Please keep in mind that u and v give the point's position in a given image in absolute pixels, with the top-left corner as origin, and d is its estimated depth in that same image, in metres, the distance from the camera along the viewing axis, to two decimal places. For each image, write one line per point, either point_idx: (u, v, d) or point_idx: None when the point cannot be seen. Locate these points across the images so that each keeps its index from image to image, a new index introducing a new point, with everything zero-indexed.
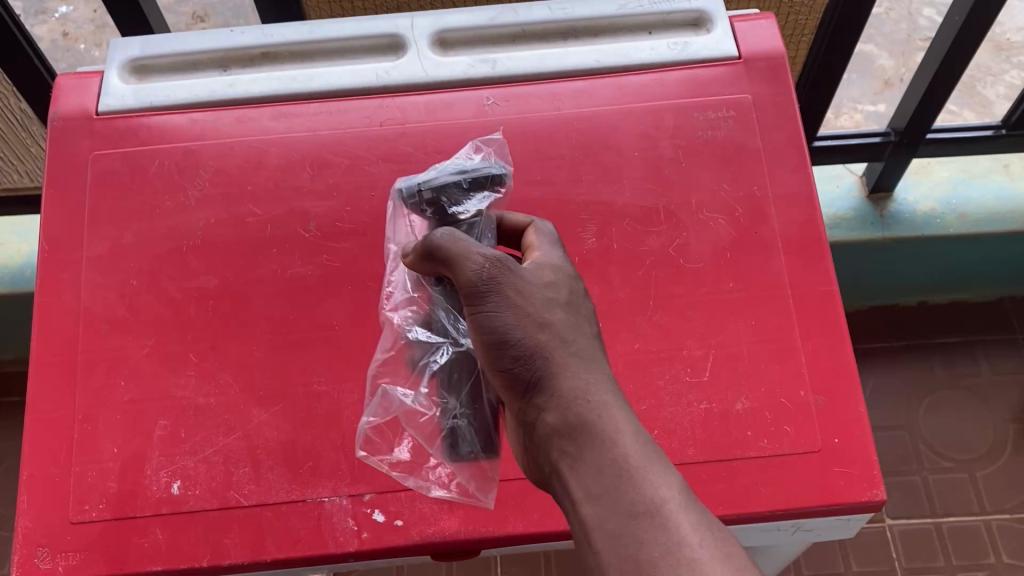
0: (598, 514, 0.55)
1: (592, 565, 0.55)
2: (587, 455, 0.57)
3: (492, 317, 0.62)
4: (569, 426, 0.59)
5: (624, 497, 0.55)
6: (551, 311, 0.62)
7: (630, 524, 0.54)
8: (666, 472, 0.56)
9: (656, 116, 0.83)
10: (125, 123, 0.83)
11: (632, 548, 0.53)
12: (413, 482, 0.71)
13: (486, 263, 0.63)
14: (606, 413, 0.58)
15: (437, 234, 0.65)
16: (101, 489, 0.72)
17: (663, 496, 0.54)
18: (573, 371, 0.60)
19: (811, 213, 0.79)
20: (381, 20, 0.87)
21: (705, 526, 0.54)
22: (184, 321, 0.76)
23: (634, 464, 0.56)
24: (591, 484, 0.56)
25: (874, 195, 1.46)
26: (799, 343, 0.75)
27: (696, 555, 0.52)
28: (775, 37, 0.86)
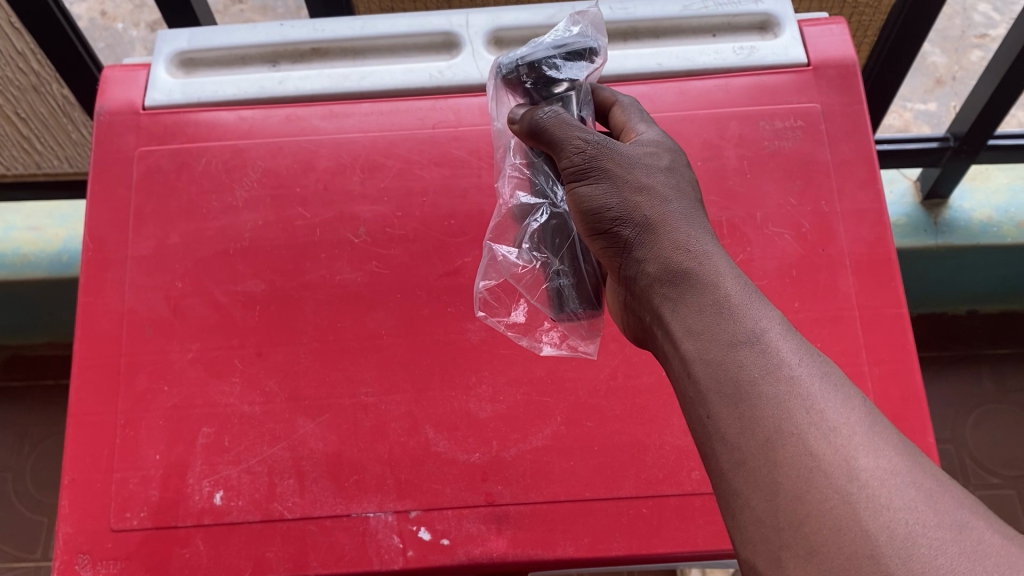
0: (699, 345, 0.52)
1: (692, 396, 0.52)
2: (689, 297, 0.55)
3: (594, 189, 0.61)
4: (670, 271, 0.57)
5: (725, 330, 0.52)
6: (649, 176, 0.61)
7: (731, 351, 0.51)
8: (768, 308, 0.53)
9: (720, 124, 0.80)
10: (173, 118, 0.81)
11: (732, 368, 0.50)
12: (527, 342, 0.72)
13: (587, 142, 0.62)
14: (707, 259, 0.56)
15: (544, 113, 0.63)
16: (143, 497, 0.70)
17: (765, 326, 0.51)
18: (673, 224, 0.58)
19: (881, 231, 0.76)
20: (435, 17, 0.84)
21: (811, 357, 0.50)
22: (230, 325, 0.74)
23: (736, 300, 0.53)
24: (693, 320, 0.54)
25: (929, 200, 1.38)
26: (865, 368, 0.72)
27: (799, 378, 0.48)
28: (846, 44, 0.82)
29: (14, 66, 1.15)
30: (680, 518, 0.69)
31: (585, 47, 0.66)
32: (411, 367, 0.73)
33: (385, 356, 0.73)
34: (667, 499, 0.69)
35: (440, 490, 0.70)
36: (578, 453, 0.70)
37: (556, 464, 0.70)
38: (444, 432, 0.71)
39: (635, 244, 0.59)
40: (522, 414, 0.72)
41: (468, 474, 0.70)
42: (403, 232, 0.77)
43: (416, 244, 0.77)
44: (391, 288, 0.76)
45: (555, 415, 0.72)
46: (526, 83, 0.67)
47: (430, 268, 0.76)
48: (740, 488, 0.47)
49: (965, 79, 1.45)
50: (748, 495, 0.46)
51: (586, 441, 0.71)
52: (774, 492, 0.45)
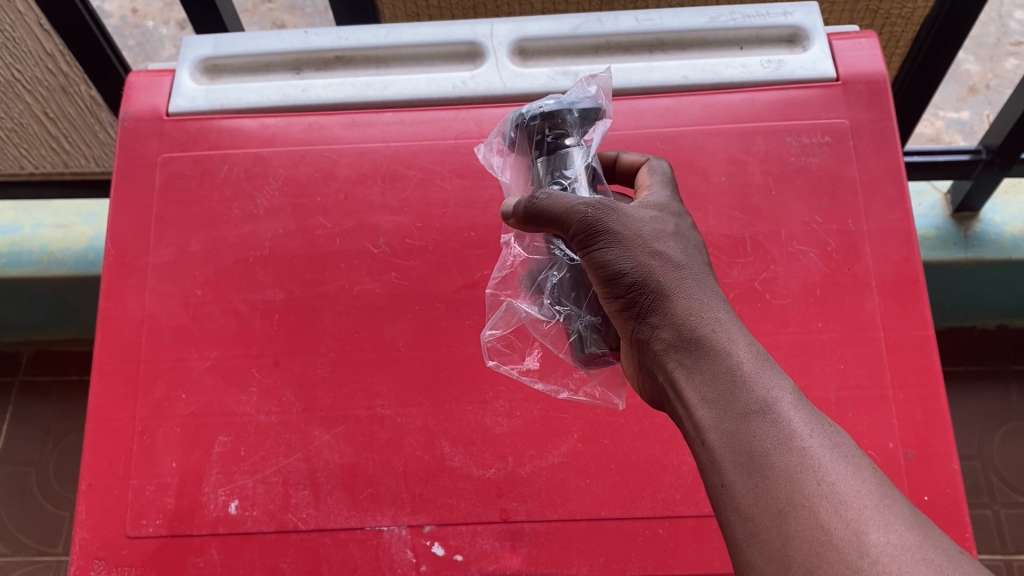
0: (713, 414, 0.52)
1: (707, 463, 0.52)
2: (701, 363, 0.54)
3: (602, 253, 0.57)
4: (684, 338, 0.55)
5: (737, 399, 0.51)
6: (657, 237, 0.58)
7: (745, 422, 0.50)
8: (779, 375, 0.52)
9: (745, 139, 0.79)
10: (196, 125, 0.81)
11: (746, 440, 0.50)
12: (544, 386, 0.70)
13: (590, 206, 0.58)
14: (720, 325, 0.54)
15: (540, 194, 0.60)
16: (159, 504, 0.70)
17: (777, 395, 0.51)
18: (685, 289, 0.56)
19: (908, 251, 0.74)
20: (460, 26, 0.84)
21: (823, 428, 0.50)
22: (248, 334, 0.74)
23: (747, 369, 0.52)
24: (707, 387, 0.53)
25: (959, 213, 1.35)
26: (890, 391, 0.71)
27: (810, 449, 0.49)
28: (877, 58, 0.80)
29: (43, 66, 1.16)
30: (696, 540, 0.68)
31: (595, 109, 0.66)
32: (428, 380, 0.73)
33: (401, 368, 0.73)
34: (684, 520, 0.68)
35: (455, 505, 0.69)
36: (594, 472, 0.70)
37: (572, 481, 0.70)
38: (460, 447, 0.71)
39: (647, 310, 0.57)
40: (539, 430, 0.71)
41: (483, 490, 0.69)
42: (423, 243, 0.77)
43: (435, 256, 0.77)
44: (410, 300, 0.75)
45: (572, 432, 0.71)
46: (544, 135, 0.64)
47: (448, 280, 0.76)
48: (754, 559, 0.48)
49: (998, 87, 1.42)
50: (761, 568, 0.47)
51: (603, 459, 0.70)
52: (786, 565, 0.46)
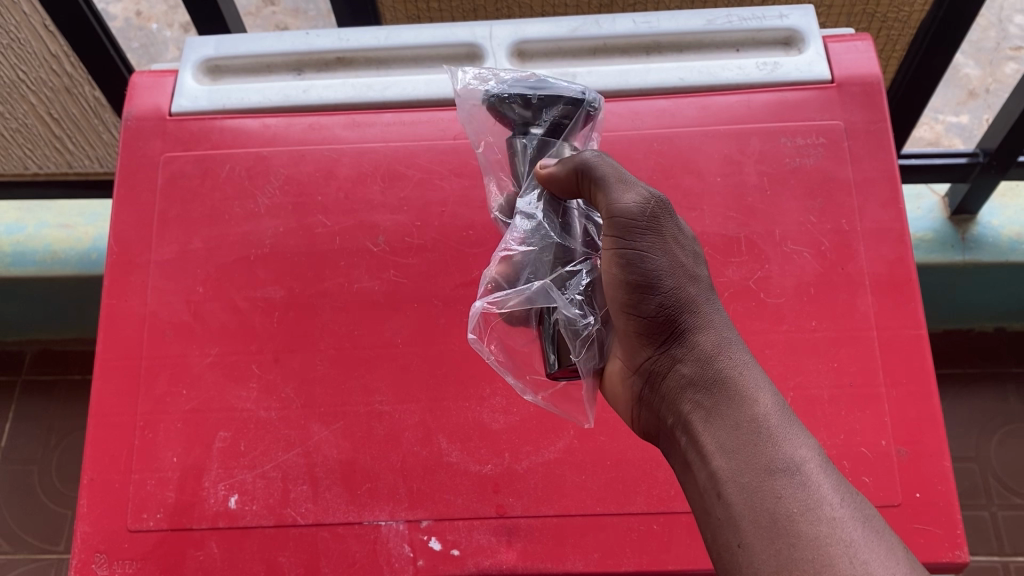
0: (733, 466, 0.54)
1: (720, 517, 0.54)
2: (724, 409, 0.56)
3: (643, 261, 0.59)
4: (711, 378, 0.58)
5: (762, 455, 0.53)
6: (694, 268, 0.61)
7: (769, 479, 0.53)
8: (804, 435, 0.54)
9: (741, 140, 0.80)
10: (198, 125, 0.82)
11: (770, 498, 0.52)
12: (516, 381, 0.69)
13: (649, 202, 0.59)
14: (747, 370, 0.57)
15: (591, 155, 0.60)
16: (160, 499, 0.71)
17: (802, 456, 0.53)
18: (715, 329, 0.59)
19: (901, 251, 0.75)
20: (459, 28, 0.85)
21: (848, 496, 0.52)
22: (248, 331, 0.75)
23: (773, 424, 0.55)
24: (730, 438, 0.55)
25: (956, 216, 1.36)
26: (883, 390, 0.71)
27: (839, 520, 0.50)
28: (871, 61, 0.81)
29: (48, 67, 1.18)
30: (691, 535, 0.68)
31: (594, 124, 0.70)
32: (426, 377, 0.73)
33: (399, 365, 0.74)
34: (679, 516, 0.69)
35: (452, 501, 0.70)
36: (590, 468, 0.71)
37: (567, 477, 0.70)
38: (457, 443, 0.71)
39: (675, 339, 0.60)
40: (535, 426, 0.72)
41: (480, 485, 0.70)
42: (422, 242, 0.78)
43: (434, 254, 0.77)
44: (409, 298, 0.76)
45: (568, 428, 0.72)
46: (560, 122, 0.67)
47: (447, 278, 0.77)
48: None
49: (999, 91, 1.43)
50: None
51: (598, 455, 0.71)
52: None
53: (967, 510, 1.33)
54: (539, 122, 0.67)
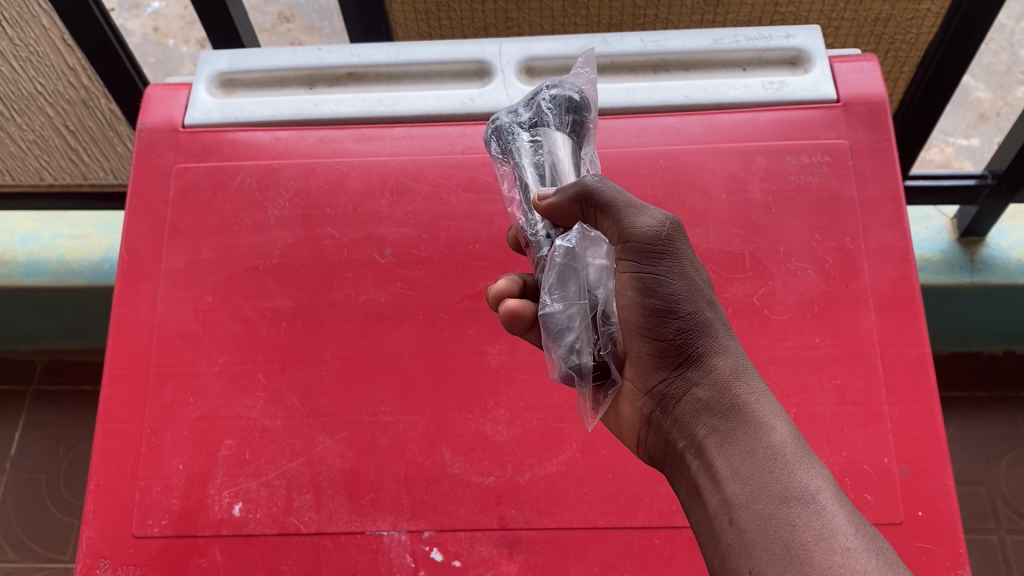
0: (747, 491, 0.54)
1: (733, 542, 0.54)
2: (739, 434, 0.56)
3: (662, 282, 0.59)
4: (729, 404, 0.58)
5: (777, 481, 0.54)
6: (709, 290, 0.61)
7: (785, 507, 0.53)
8: (818, 466, 0.55)
9: (746, 157, 0.80)
10: (211, 137, 0.84)
11: (784, 524, 0.52)
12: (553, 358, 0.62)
13: (666, 222, 0.59)
14: (762, 397, 0.58)
15: (594, 179, 0.60)
16: (165, 505, 0.72)
17: (818, 485, 0.53)
18: (731, 353, 0.60)
19: (905, 270, 0.75)
20: (468, 45, 0.86)
21: (861, 529, 0.52)
22: (256, 340, 0.76)
23: (788, 452, 0.55)
24: (745, 464, 0.55)
25: (965, 238, 1.35)
26: (886, 407, 0.71)
27: (853, 551, 0.50)
28: (877, 81, 0.82)
29: (65, 80, 1.20)
30: (692, 551, 0.68)
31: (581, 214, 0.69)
32: (430, 388, 0.74)
33: (403, 376, 0.74)
34: (681, 530, 0.69)
35: (454, 512, 0.70)
36: (592, 481, 0.71)
37: (570, 490, 0.71)
38: (460, 454, 0.72)
39: (692, 361, 0.60)
40: (538, 439, 0.72)
41: (482, 497, 0.71)
42: (428, 254, 0.79)
43: (439, 266, 0.78)
44: (415, 310, 0.77)
45: (571, 442, 0.72)
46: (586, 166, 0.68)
47: (452, 290, 0.77)
48: None
49: (1009, 115, 1.42)
50: None
51: (601, 468, 0.71)
52: None
53: (974, 534, 1.32)
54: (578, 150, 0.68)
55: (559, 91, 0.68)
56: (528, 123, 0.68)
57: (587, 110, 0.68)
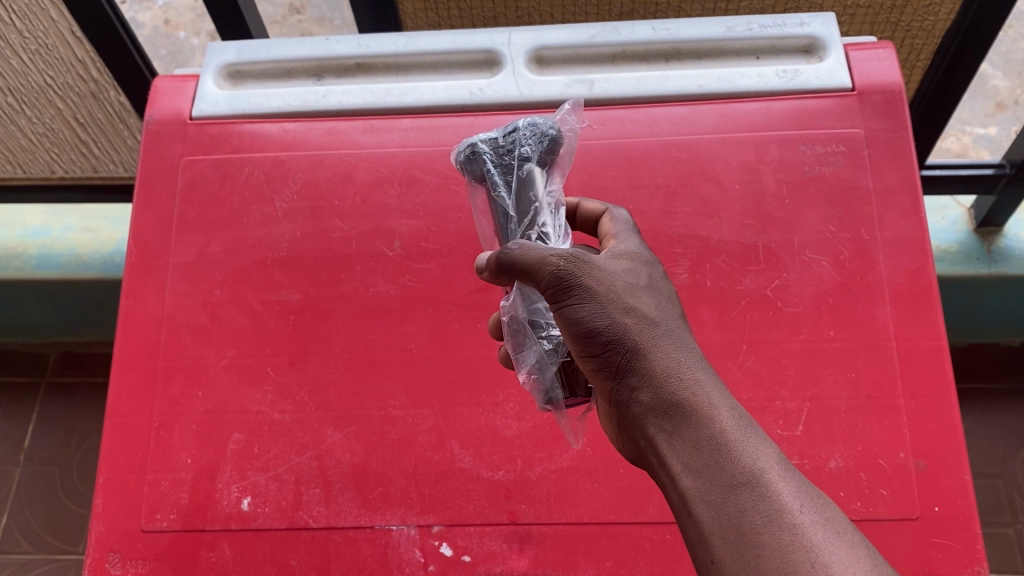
0: (700, 484, 0.52)
1: (694, 535, 0.52)
2: (682, 431, 0.53)
3: (577, 310, 0.56)
4: (664, 402, 0.54)
5: (724, 470, 0.52)
6: (631, 290, 0.57)
7: (732, 493, 0.51)
8: (762, 443, 0.53)
9: (760, 147, 0.79)
10: (218, 129, 0.83)
11: (736, 513, 0.50)
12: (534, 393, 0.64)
13: (561, 258, 0.56)
14: (699, 388, 0.54)
15: (511, 245, 0.58)
16: (173, 500, 0.72)
17: (763, 465, 0.52)
18: (663, 347, 0.55)
19: (922, 261, 0.74)
20: (477, 35, 0.85)
21: (810, 498, 0.51)
22: (264, 333, 0.75)
23: (730, 438, 0.52)
24: (692, 458, 0.53)
25: (982, 228, 1.33)
26: (902, 401, 0.70)
27: (802, 526, 0.50)
28: (893, 69, 0.80)
29: (74, 72, 1.19)
30: None
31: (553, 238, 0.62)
32: (439, 382, 0.73)
33: (413, 370, 0.74)
34: None
35: (464, 506, 0.70)
36: (603, 476, 0.70)
37: (580, 485, 0.70)
38: (470, 449, 0.71)
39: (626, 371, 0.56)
40: (548, 433, 0.71)
41: (492, 492, 0.70)
42: (437, 247, 0.78)
43: (448, 259, 0.77)
44: (423, 303, 0.76)
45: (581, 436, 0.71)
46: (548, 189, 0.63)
47: (461, 283, 0.76)
48: None
49: None
50: None
51: (612, 463, 0.70)
52: None
53: (990, 528, 1.30)
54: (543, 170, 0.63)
55: (526, 120, 0.64)
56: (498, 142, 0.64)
57: (559, 141, 0.64)
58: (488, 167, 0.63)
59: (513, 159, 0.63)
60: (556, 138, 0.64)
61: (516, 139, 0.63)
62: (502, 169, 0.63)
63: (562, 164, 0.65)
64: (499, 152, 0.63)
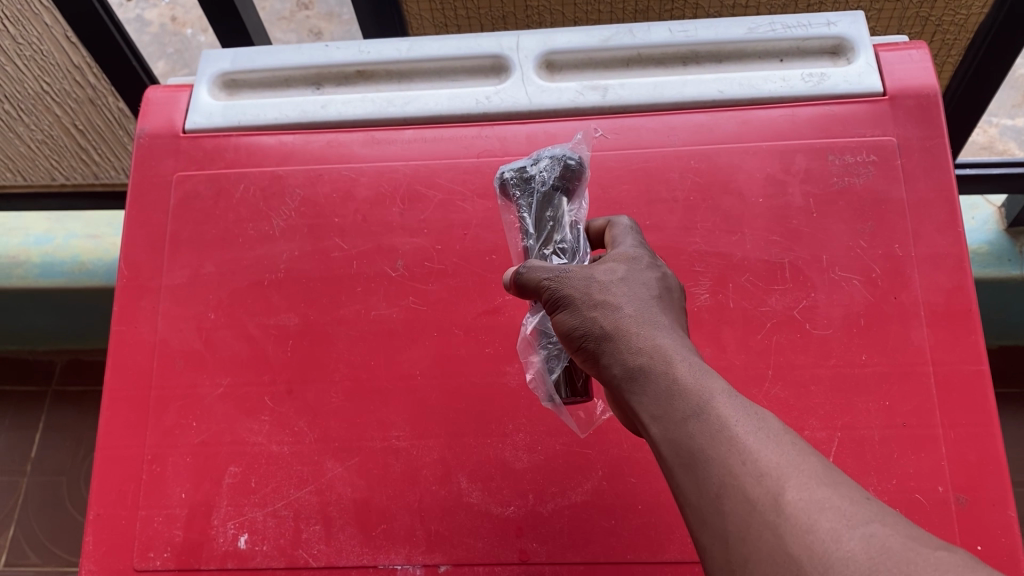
0: (659, 428, 0.47)
1: (667, 477, 0.47)
2: (637, 382, 0.49)
3: (553, 305, 0.53)
4: (624, 365, 0.49)
5: (676, 405, 0.46)
6: (594, 267, 0.53)
7: (685, 425, 0.46)
8: (712, 376, 0.47)
9: (785, 157, 0.74)
10: (212, 142, 0.79)
11: (686, 441, 0.45)
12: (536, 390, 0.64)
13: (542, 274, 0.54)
14: (652, 336, 0.49)
15: (519, 269, 0.56)
16: (167, 537, 0.68)
17: (711, 393, 0.46)
18: (619, 304, 0.51)
19: (960, 279, 0.69)
20: (484, 39, 0.81)
21: (764, 418, 0.45)
22: (261, 360, 0.72)
23: (679, 376, 0.47)
24: (651, 407, 0.48)
25: (1014, 228, 1.28)
26: (941, 430, 0.66)
27: (749, 440, 0.44)
28: (927, 71, 0.75)
29: (71, 78, 1.16)
30: None
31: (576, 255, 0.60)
32: (445, 411, 0.69)
33: (417, 399, 0.70)
34: None
35: (472, 544, 0.66)
36: (620, 512, 0.66)
37: (596, 522, 0.66)
38: (478, 483, 0.67)
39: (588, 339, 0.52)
40: (561, 466, 0.67)
41: (502, 529, 0.66)
42: (442, 266, 0.74)
43: (454, 279, 0.73)
44: (428, 327, 0.72)
45: (596, 469, 0.67)
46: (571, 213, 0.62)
47: (468, 306, 0.72)
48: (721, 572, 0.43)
49: None
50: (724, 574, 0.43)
51: (630, 498, 0.66)
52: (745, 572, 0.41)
53: None
54: (566, 194, 0.62)
55: (549, 151, 0.64)
56: (523, 169, 0.63)
57: (580, 167, 0.63)
58: (512, 192, 0.62)
59: (535, 183, 0.62)
60: (578, 166, 0.63)
61: (538, 165, 0.63)
62: (526, 193, 0.62)
63: (585, 192, 0.63)
64: (524, 178, 0.62)
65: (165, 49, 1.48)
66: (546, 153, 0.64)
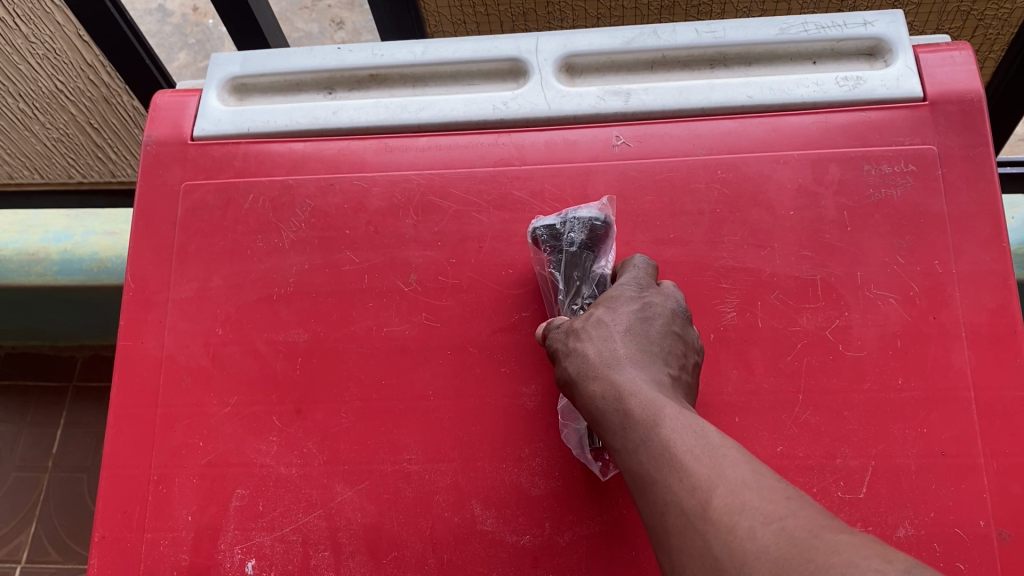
0: (621, 457, 0.52)
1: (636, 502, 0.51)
2: (604, 417, 0.54)
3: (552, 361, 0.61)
4: (595, 402, 0.55)
5: (630, 432, 0.51)
6: (581, 321, 0.60)
7: (635, 450, 0.50)
8: (663, 402, 0.52)
9: (818, 167, 0.70)
10: (220, 150, 0.76)
11: (636, 466, 0.50)
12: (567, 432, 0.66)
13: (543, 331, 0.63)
14: (618, 375, 0.55)
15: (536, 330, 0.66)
16: (173, 561, 0.66)
17: (655, 416, 0.51)
18: (593, 351, 0.57)
19: (1005, 297, 0.65)
20: (501, 40, 0.77)
21: (702, 433, 0.49)
22: (270, 378, 0.69)
23: (633, 406, 0.52)
24: (613, 439, 0.53)
25: None
26: (982, 460, 0.62)
27: (682, 455, 0.47)
28: (971, 74, 0.71)
29: (84, 77, 1.14)
30: None
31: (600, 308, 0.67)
32: (459, 434, 0.67)
33: (430, 420, 0.67)
34: None
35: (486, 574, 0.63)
36: (640, 542, 0.63)
37: (615, 553, 0.63)
38: (492, 510, 0.65)
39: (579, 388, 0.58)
40: (579, 494, 0.64)
41: (517, 559, 0.63)
42: (457, 281, 0.71)
43: (469, 295, 0.70)
44: (442, 345, 0.69)
45: (616, 496, 0.64)
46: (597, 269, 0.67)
47: (483, 323, 0.69)
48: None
49: None
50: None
51: None
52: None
53: None
54: (592, 252, 0.67)
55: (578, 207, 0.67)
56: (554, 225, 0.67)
57: (607, 226, 0.67)
58: (543, 248, 0.67)
59: (563, 244, 0.67)
60: (604, 226, 0.67)
61: (567, 223, 0.67)
62: (555, 253, 0.67)
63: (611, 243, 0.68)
64: (554, 236, 0.67)
65: (186, 40, 1.49)
66: (575, 210, 0.67)
